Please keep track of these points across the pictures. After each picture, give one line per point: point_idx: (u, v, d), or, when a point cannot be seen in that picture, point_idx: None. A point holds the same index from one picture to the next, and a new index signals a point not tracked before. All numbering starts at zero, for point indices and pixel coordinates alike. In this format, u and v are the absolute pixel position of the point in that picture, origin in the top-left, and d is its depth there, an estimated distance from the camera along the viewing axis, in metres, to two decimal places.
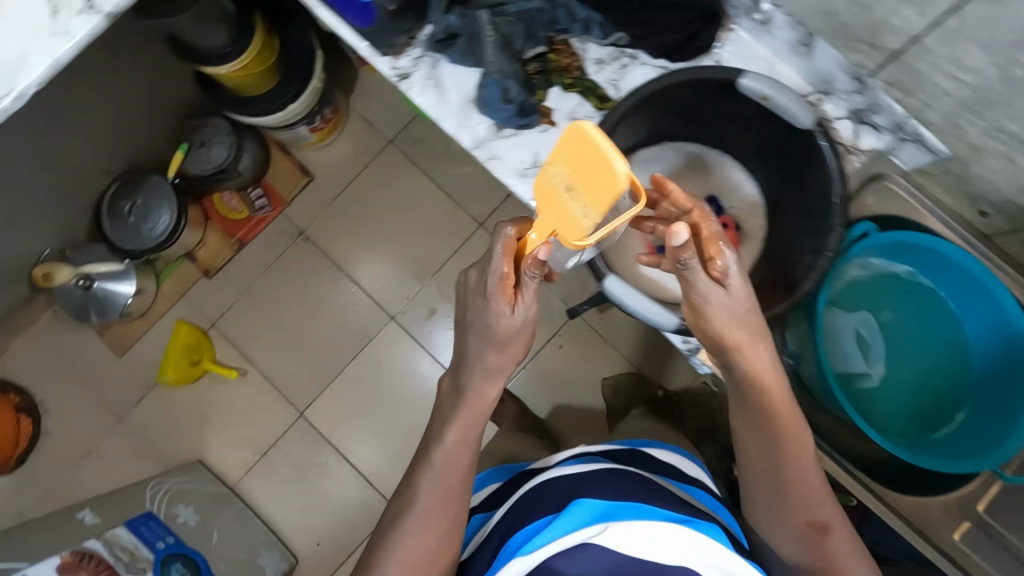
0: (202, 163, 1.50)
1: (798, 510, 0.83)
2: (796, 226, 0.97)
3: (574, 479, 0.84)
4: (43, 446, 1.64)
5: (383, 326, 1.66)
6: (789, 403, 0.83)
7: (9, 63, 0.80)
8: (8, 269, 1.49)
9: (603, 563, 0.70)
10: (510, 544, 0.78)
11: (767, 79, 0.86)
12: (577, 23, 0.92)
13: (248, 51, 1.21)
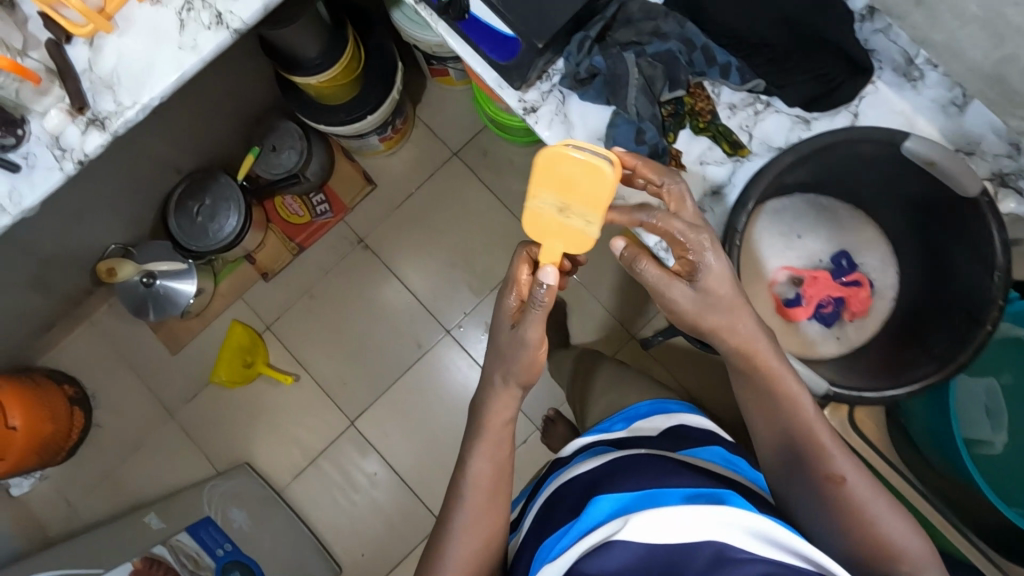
0: (273, 166, 1.51)
1: (809, 463, 0.72)
2: (936, 302, 0.82)
3: (588, 477, 0.77)
4: (93, 438, 1.64)
5: (438, 338, 1.65)
6: (777, 357, 0.72)
7: (135, 74, 0.80)
8: (74, 262, 1.49)
9: (631, 561, 0.60)
10: (545, 551, 0.71)
11: (933, 143, 0.72)
12: (714, 67, 0.76)
13: (339, 62, 1.20)
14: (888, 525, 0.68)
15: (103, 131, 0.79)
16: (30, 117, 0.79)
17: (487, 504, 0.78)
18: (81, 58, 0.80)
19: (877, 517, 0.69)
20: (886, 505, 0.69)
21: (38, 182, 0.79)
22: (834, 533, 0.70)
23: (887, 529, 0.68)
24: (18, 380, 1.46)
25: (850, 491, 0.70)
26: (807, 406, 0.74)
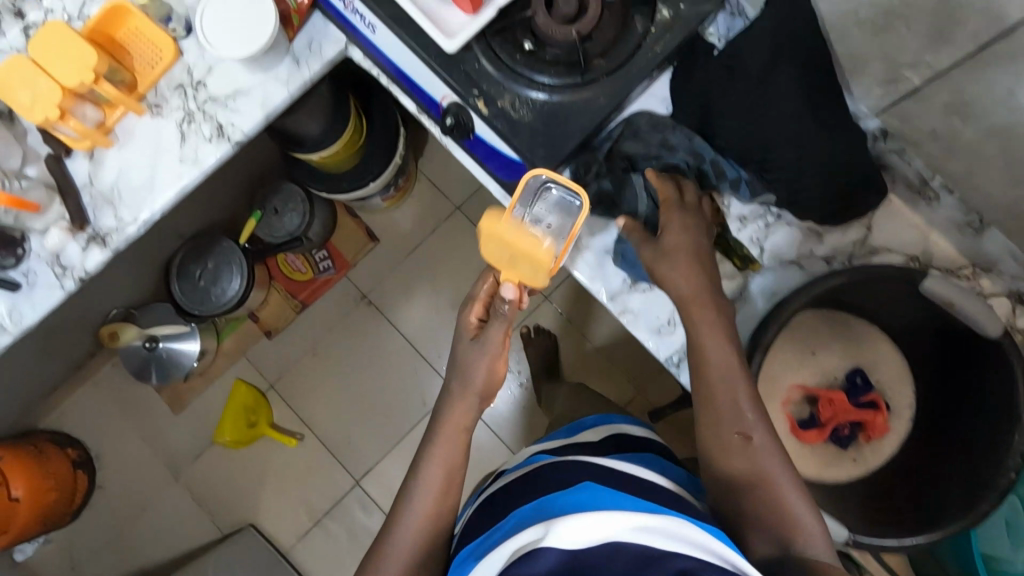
0: (275, 230, 1.49)
1: (720, 436, 0.63)
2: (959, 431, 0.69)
3: (514, 486, 0.69)
4: (97, 499, 1.63)
5: (421, 375, 1.65)
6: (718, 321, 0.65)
7: (137, 189, 0.79)
8: (76, 328, 1.48)
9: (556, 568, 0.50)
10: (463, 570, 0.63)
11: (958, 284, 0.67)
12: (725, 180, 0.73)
13: (341, 138, 1.19)
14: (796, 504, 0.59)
15: (104, 248, 0.79)
16: (29, 235, 0.78)
17: (424, 543, 0.70)
18: (81, 172, 0.80)
19: (789, 502, 0.59)
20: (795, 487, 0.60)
21: (38, 300, 0.78)
22: (755, 518, 0.60)
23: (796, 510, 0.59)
24: (21, 449, 1.45)
25: (768, 471, 0.60)
26: (736, 376, 0.64)
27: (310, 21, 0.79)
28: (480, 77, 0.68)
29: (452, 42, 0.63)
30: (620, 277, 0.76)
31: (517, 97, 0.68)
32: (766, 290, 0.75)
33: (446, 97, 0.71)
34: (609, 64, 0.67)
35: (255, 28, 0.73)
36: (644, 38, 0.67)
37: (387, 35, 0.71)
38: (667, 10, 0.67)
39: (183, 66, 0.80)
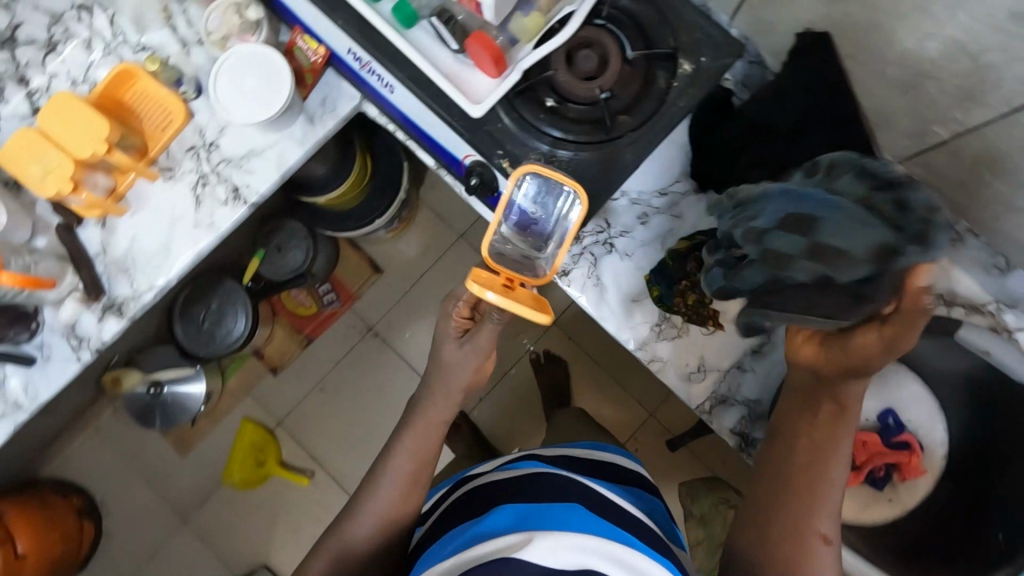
0: (280, 268, 1.47)
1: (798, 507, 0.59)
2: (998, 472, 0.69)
3: (504, 489, 0.68)
4: (105, 546, 1.60)
5: (409, 378, 1.65)
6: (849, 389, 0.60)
7: (151, 255, 0.78)
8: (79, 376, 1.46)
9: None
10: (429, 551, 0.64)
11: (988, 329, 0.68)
12: None
13: (348, 180, 1.19)
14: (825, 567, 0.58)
15: (121, 318, 0.77)
16: (42, 308, 0.76)
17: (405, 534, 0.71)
18: (93, 240, 0.78)
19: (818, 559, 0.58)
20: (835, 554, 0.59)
21: (53, 374, 0.76)
22: None
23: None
24: (26, 503, 1.42)
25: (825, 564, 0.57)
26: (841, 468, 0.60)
27: (324, 78, 0.78)
28: (504, 137, 0.68)
29: (479, 107, 0.62)
30: (648, 322, 0.76)
31: (543, 156, 0.68)
32: None
33: (470, 157, 0.70)
34: (635, 119, 0.67)
35: (272, 91, 0.72)
36: (668, 91, 0.68)
37: (406, 95, 0.70)
38: (689, 63, 0.68)
39: (194, 127, 0.79)
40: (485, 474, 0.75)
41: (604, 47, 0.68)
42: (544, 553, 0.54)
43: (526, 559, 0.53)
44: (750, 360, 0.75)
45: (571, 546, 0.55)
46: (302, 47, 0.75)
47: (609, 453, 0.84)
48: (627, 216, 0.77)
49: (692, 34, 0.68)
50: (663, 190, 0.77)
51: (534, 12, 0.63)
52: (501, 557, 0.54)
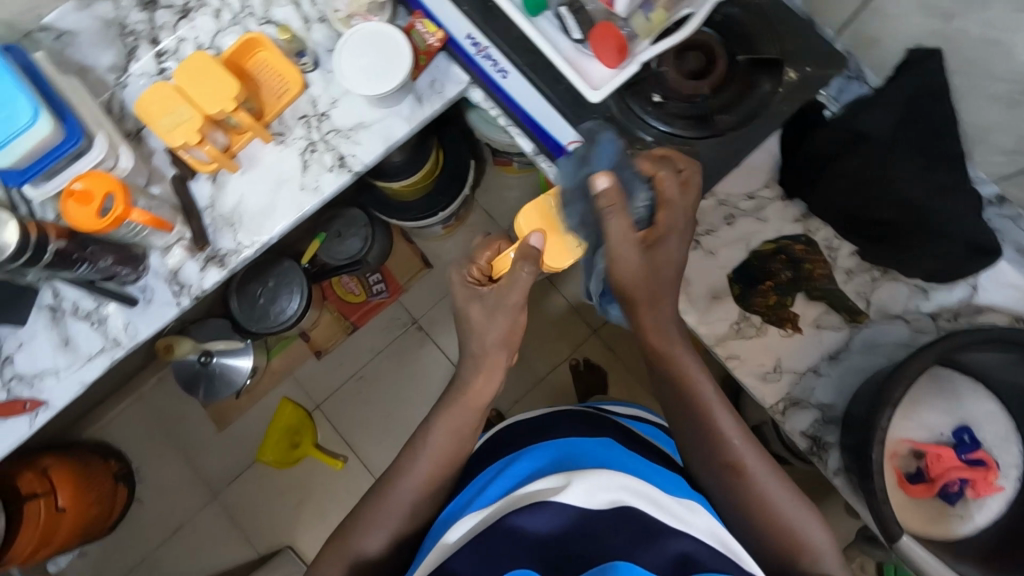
0: (337, 252, 1.50)
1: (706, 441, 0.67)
2: None
3: (529, 433, 0.71)
4: (134, 512, 1.61)
5: (439, 362, 1.68)
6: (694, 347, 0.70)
7: (257, 211, 0.81)
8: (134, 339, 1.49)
9: (564, 525, 0.54)
10: (452, 510, 0.65)
11: None
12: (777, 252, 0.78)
13: (422, 170, 1.22)
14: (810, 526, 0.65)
15: (222, 269, 0.80)
16: (150, 253, 0.80)
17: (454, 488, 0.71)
18: (203, 194, 0.82)
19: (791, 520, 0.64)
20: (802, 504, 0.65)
21: (153, 317, 0.80)
22: (742, 528, 0.65)
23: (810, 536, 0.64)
24: (70, 460, 1.45)
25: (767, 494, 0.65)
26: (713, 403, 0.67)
27: (435, 61, 0.82)
28: (610, 125, 0.71)
29: (597, 93, 0.66)
30: (728, 320, 0.78)
31: (647, 147, 0.71)
32: (871, 342, 0.76)
33: (574, 143, 0.74)
34: (735, 118, 0.70)
35: (391, 66, 0.77)
36: (770, 96, 0.70)
37: (519, 81, 0.74)
38: (794, 71, 0.70)
39: (308, 98, 0.83)
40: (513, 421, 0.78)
41: (711, 48, 0.71)
42: (577, 496, 0.55)
43: (563, 504, 0.55)
44: (826, 366, 0.76)
45: (605, 482, 0.56)
46: (420, 30, 0.79)
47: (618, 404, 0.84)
48: (714, 216, 0.80)
49: (797, 43, 0.71)
50: (751, 194, 0.80)
51: (657, 9, 0.65)
52: (538, 501, 0.55)
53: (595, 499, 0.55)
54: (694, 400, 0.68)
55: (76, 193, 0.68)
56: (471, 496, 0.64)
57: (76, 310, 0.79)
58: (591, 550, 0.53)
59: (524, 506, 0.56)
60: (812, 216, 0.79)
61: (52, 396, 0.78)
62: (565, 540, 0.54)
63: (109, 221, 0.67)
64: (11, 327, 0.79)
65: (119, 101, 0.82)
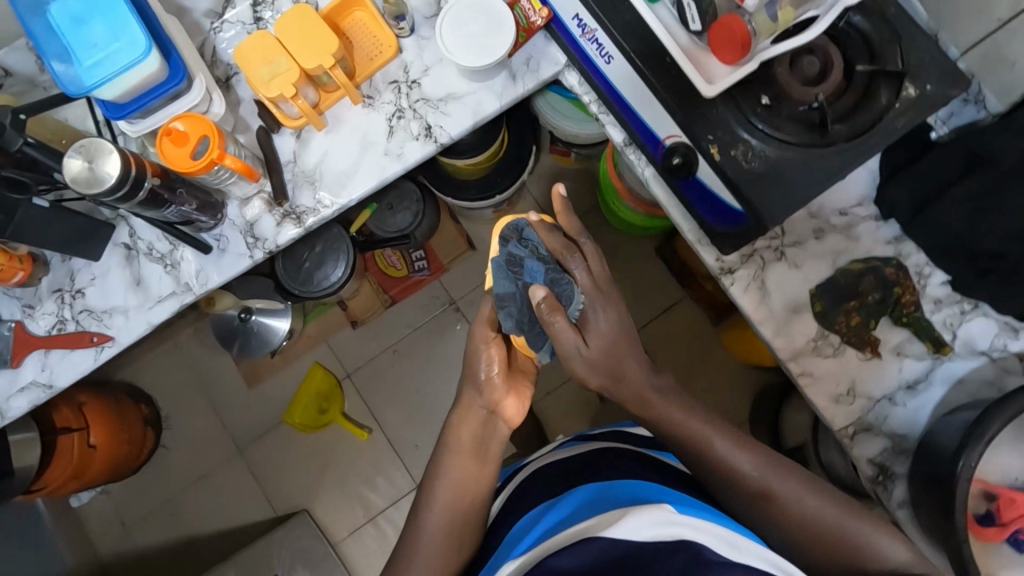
0: (387, 225, 1.47)
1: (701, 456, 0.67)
2: None
3: (568, 468, 0.69)
4: (159, 457, 1.63)
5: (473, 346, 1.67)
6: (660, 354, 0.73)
7: (339, 172, 0.81)
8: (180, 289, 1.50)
9: (611, 560, 0.49)
10: (494, 561, 0.61)
11: None
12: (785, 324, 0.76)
13: (488, 150, 1.22)
14: (887, 548, 0.62)
15: (298, 226, 0.80)
16: (228, 202, 0.80)
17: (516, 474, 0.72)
18: (286, 149, 0.81)
19: (863, 538, 0.62)
20: (859, 518, 0.63)
21: (225, 266, 0.80)
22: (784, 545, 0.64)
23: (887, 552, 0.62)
24: (105, 399, 1.46)
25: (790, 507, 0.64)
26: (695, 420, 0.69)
27: (533, 39, 0.81)
28: (716, 122, 0.69)
29: (713, 87, 0.64)
30: (806, 336, 0.76)
31: (750, 148, 0.69)
32: (953, 376, 0.74)
33: (673, 138, 0.72)
34: (850, 130, 0.68)
35: (494, 39, 0.76)
36: (886, 110, 0.68)
37: (624, 67, 0.72)
38: (913, 88, 0.68)
39: (400, 63, 0.82)
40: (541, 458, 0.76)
41: (829, 55, 0.68)
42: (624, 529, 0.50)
43: (611, 537, 0.50)
44: (903, 395, 0.75)
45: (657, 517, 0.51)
46: (524, 5, 0.78)
47: (645, 424, 0.81)
48: (803, 228, 0.77)
49: (921, 59, 0.68)
50: (844, 211, 0.78)
51: (784, 7, 0.64)
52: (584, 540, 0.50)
53: (646, 533, 0.50)
54: (689, 430, 0.69)
55: (174, 133, 0.68)
56: (513, 543, 0.60)
57: (150, 251, 0.79)
58: None
59: (566, 546, 0.52)
60: (905, 239, 0.76)
61: (119, 333, 0.78)
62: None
63: (203, 163, 0.67)
64: (85, 261, 0.79)
65: (211, 47, 0.82)
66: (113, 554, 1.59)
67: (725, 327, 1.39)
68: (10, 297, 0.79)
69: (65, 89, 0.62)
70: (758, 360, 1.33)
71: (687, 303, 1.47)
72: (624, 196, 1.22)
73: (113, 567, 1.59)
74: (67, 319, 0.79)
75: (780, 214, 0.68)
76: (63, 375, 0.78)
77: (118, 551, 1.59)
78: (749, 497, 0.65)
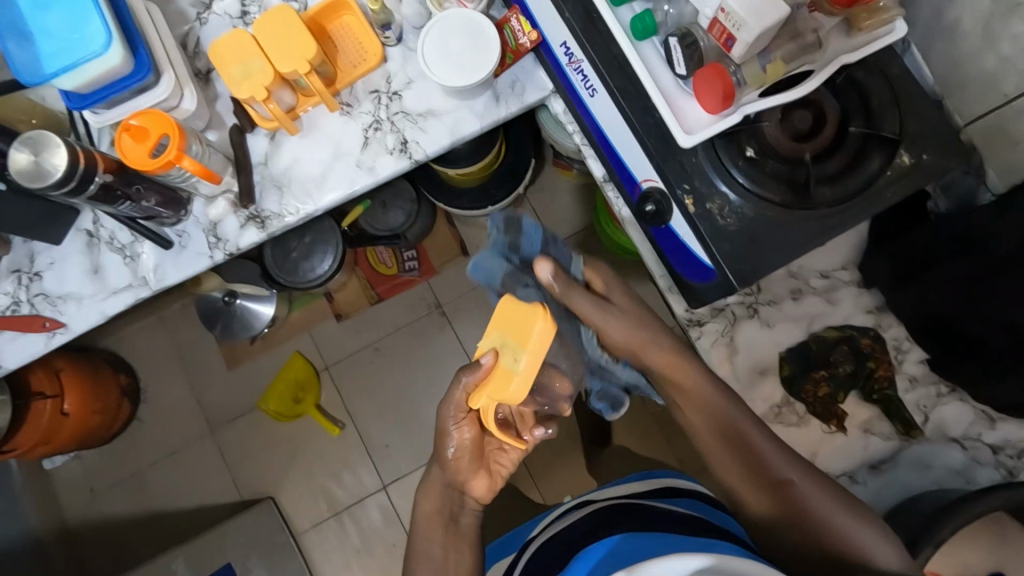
0: (378, 223, 1.44)
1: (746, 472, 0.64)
2: None
3: (578, 532, 0.66)
4: (132, 429, 1.63)
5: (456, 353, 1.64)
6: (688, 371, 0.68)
7: (308, 180, 0.78)
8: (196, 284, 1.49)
9: None
10: None
11: None
12: (751, 385, 0.73)
13: (482, 161, 1.18)
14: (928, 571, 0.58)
15: (261, 231, 0.78)
16: (194, 198, 0.78)
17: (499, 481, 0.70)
18: (259, 150, 0.79)
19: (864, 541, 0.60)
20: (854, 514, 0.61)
21: (185, 263, 0.78)
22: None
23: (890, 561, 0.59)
24: (82, 367, 1.47)
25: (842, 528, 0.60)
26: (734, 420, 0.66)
27: (521, 60, 0.77)
28: (692, 171, 0.66)
29: (691, 138, 0.60)
30: (769, 401, 0.73)
31: (727, 203, 0.65)
32: (918, 461, 0.70)
33: (649, 182, 0.68)
34: (836, 193, 0.64)
35: (477, 58, 0.72)
36: (876, 176, 0.64)
37: (606, 103, 0.69)
38: (908, 155, 0.64)
39: (383, 72, 0.79)
40: (544, 531, 0.72)
41: (823, 110, 0.65)
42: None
43: None
44: (864, 474, 0.71)
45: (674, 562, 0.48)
46: (514, 26, 0.74)
47: (634, 479, 0.78)
48: (780, 287, 0.74)
49: (920, 125, 0.64)
50: (825, 273, 0.74)
51: (775, 59, 0.61)
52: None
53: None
54: (737, 442, 0.65)
55: (133, 129, 0.66)
56: None
57: (111, 241, 0.78)
58: None
59: None
60: (886, 310, 0.73)
61: (72, 321, 0.78)
62: None
63: (160, 163, 0.65)
64: (45, 244, 0.78)
65: (195, 36, 0.80)
66: (78, 519, 1.60)
67: None
68: None
69: (20, 77, 0.61)
70: None
71: None
72: None
73: (76, 533, 1.60)
74: (21, 301, 0.78)
75: (751, 275, 0.64)
76: (12, 356, 0.78)
77: (83, 517, 1.60)
78: (766, 480, 0.64)
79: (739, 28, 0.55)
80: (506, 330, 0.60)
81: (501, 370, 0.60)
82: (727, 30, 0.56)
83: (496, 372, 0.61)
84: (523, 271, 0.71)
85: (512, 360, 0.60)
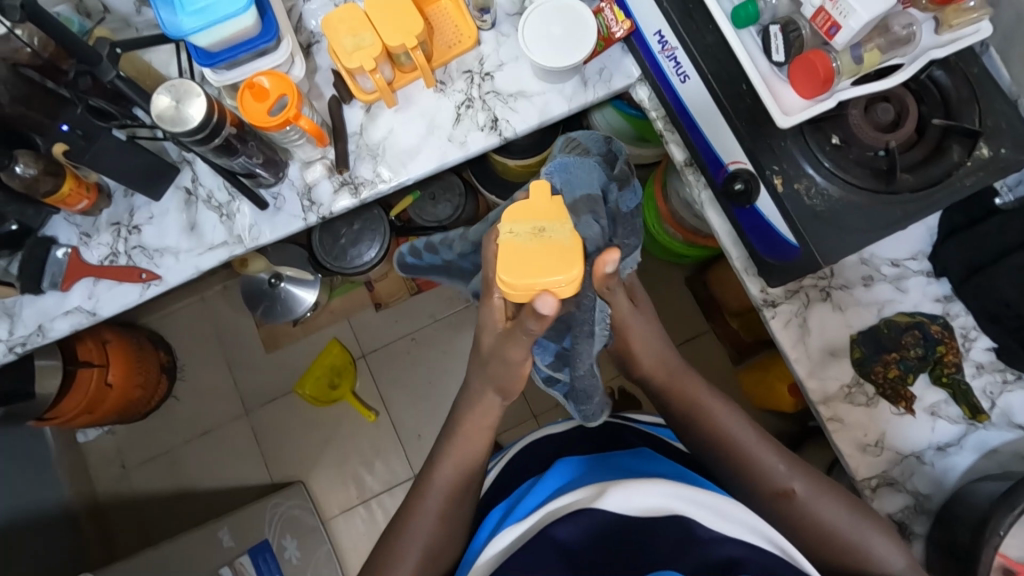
0: (427, 214, 1.45)
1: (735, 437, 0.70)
2: None
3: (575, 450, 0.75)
4: (167, 406, 1.64)
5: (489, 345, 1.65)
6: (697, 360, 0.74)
7: (402, 150, 0.82)
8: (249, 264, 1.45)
9: (600, 530, 0.55)
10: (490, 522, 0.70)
11: None
12: (822, 365, 0.76)
13: (541, 155, 1.22)
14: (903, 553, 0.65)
15: (354, 196, 0.81)
16: (291, 162, 0.81)
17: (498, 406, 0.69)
18: (354, 120, 0.83)
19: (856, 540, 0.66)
20: (872, 524, 0.67)
21: (278, 224, 0.81)
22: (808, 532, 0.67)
23: (889, 561, 0.65)
24: (126, 340, 1.48)
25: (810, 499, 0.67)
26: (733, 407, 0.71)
27: (611, 49, 0.82)
28: (782, 154, 0.70)
29: (788, 119, 0.64)
30: (840, 382, 0.76)
31: (814, 185, 0.69)
32: (982, 444, 0.73)
33: (737, 164, 0.72)
34: (917, 180, 0.68)
35: (575, 43, 0.77)
36: (956, 167, 0.67)
37: (698, 89, 0.73)
38: (987, 148, 0.67)
39: (476, 54, 0.83)
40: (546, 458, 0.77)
41: (904, 104, 0.68)
42: (613, 500, 0.56)
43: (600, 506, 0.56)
44: (932, 455, 0.74)
45: (645, 490, 0.56)
46: (608, 16, 0.79)
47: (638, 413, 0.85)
48: (852, 273, 0.77)
49: (998, 122, 0.68)
50: (896, 262, 0.77)
51: (870, 49, 0.65)
52: (576, 511, 0.56)
53: (635, 504, 0.56)
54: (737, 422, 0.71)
55: (255, 87, 0.69)
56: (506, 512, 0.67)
57: (208, 199, 0.81)
58: (639, 558, 0.53)
59: (563, 517, 0.57)
60: (954, 299, 0.76)
61: (167, 273, 0.81)
62: (604, 543, 0.55)
63: (278, 120, 0.69)
64: (146, 199, 0.81)
65: (298, 13, 0.84)
66: (107, 494, 1.61)
67: (745, 367, 1.38)
68: (69, 223, 0.82)
69: (166, 31, 0.65)
70: (774, 406, 1.30)
71: (710, 336, 1.45)
72: (666, 219, 1.17)
73: (105, 507, 1.60)
74: (119, 253, 0.81)
75: (835, 255, 0.68)
76: (108, 305, 0.81)
77: (113, 492, 1.61)
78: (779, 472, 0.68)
79: (846, 15, 0.61)
80: (560, 260, 0.51)
81: (560, 213, 0.53)
82: (833, 18, 0.62)
83: (528, 215, 0.53)
84: (596, 202, 0.65)
85: (537, 228, 0.53)
